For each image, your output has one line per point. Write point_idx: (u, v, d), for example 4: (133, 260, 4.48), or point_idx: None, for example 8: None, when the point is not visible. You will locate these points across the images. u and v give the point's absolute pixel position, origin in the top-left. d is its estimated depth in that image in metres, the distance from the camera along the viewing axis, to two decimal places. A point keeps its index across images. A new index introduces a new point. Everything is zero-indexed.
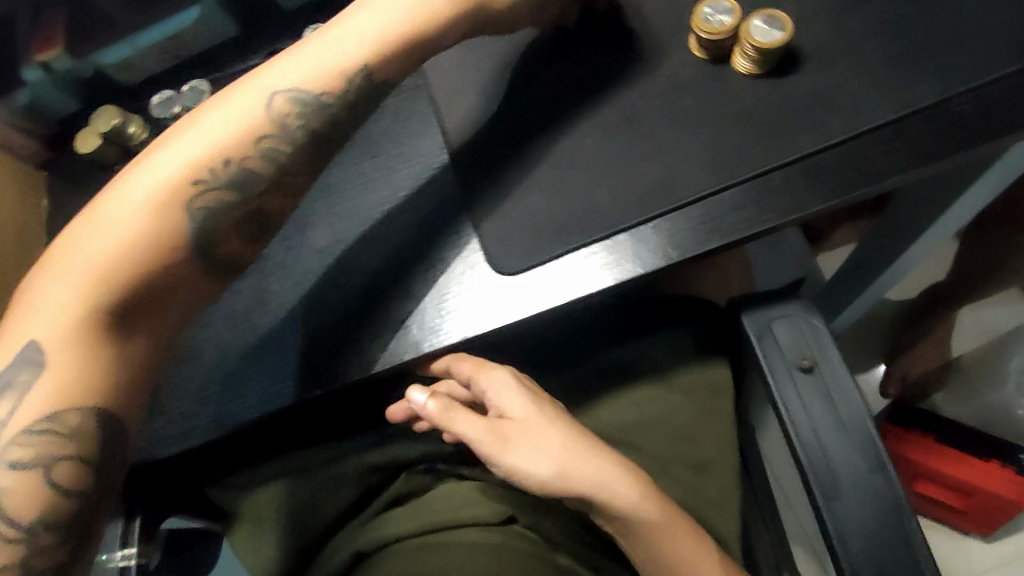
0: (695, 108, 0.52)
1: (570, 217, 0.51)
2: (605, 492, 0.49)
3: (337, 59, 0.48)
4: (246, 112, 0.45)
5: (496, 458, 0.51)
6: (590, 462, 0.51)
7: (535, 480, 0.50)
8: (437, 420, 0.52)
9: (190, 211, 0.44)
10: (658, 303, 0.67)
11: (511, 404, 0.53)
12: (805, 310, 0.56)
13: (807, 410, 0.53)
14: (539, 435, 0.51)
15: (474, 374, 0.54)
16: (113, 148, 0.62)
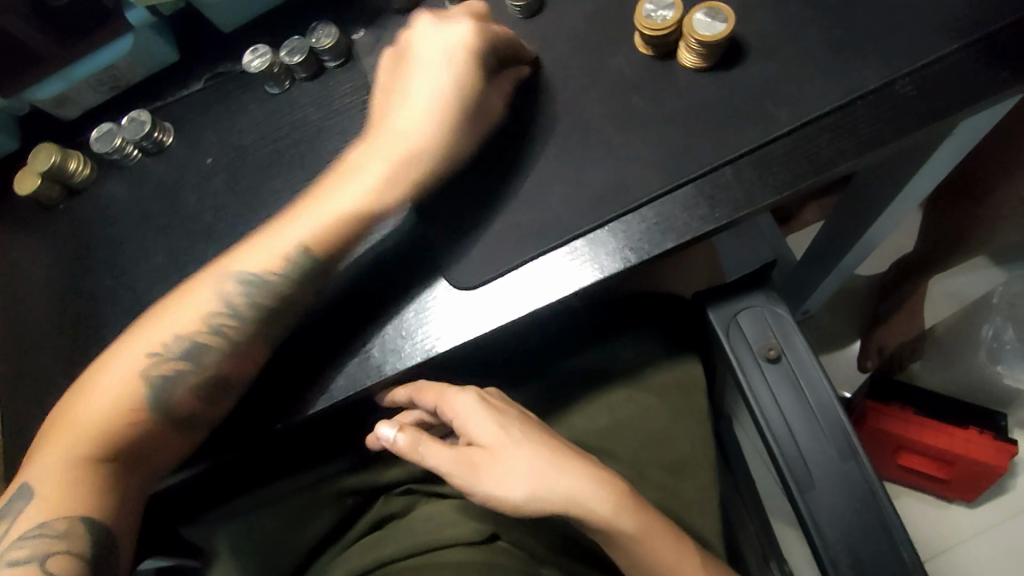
0: (644, 109, 0.52)
1: (524, 228, 0.51)
2: (582, 505, 0.49)
3: (281, 244, 0.52)
4: (200, 300, 0.51)
5: (471, 484, 0.50)
6: (563, 474, 0.50)
7: (511, 497, 0.49)
8: (409, 453, 0.52)
9: (149, 379, 0.49)
10: (627, 305, 0.66)
11: (481, 425, 0.52)
12: (769, 299, 0.56)
13: (777, 407, 0.53)
14: (510, 454, 0.51)
15: (440, 400, 0.54)
16: (54, 186, 0.60)
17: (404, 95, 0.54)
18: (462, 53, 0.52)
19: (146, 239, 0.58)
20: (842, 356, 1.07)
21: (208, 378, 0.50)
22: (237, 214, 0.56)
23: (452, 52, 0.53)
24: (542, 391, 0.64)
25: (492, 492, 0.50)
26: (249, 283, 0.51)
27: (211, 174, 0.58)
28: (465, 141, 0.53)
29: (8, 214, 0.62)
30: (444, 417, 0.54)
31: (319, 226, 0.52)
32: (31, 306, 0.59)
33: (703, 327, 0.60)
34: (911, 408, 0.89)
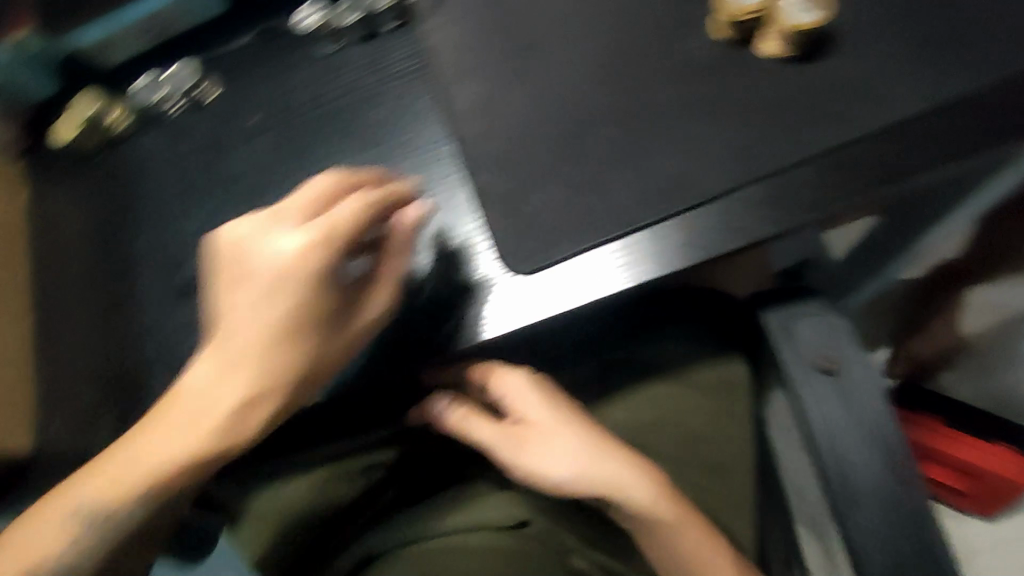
0: (714, 99, 0.49)
1: (583, 211, 0.48)
2: (623, 495, 0.48)
3: (154, 463, 0.44)
4: (95, 485, 0.45)
5: (512, 464, 0.50)
6: (607, 462, 0.49)
7: (549, 483, 0.49)
8: (454, 428, 0.52)
9: (61, 543, 0.45)
10: (672, 297, 0.63)
11: (529, 404, 0.51)
12: (825, 306, 0.55)
13: (828, 415, 0.51)
14: (555, 439, 0.50)
15: (488, 379, 0.51)
16: (94, 137, 0.58)
17: (248, 302, 0.44)
18: (302, 259, 0.43)
19: (187, 197, 0.56)
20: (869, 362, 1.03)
21: (107, 548, 0.46)
22: (283, 178, 0.55)
23: (279, 275, 0.43)
24: (576, 380, 0.63)
25: (534, 476, 0.49)
26: (94, 514, 0.45)
27: (257, 134, 0.56)
28: (338, 341, 0.45)
29: (42, 163, 0.60)
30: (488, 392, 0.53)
31: (198, 432, 0.44)
32: (68, 256, 0.58)
33: (752, 328, 0.59)
34: (940, 418, 0.88)
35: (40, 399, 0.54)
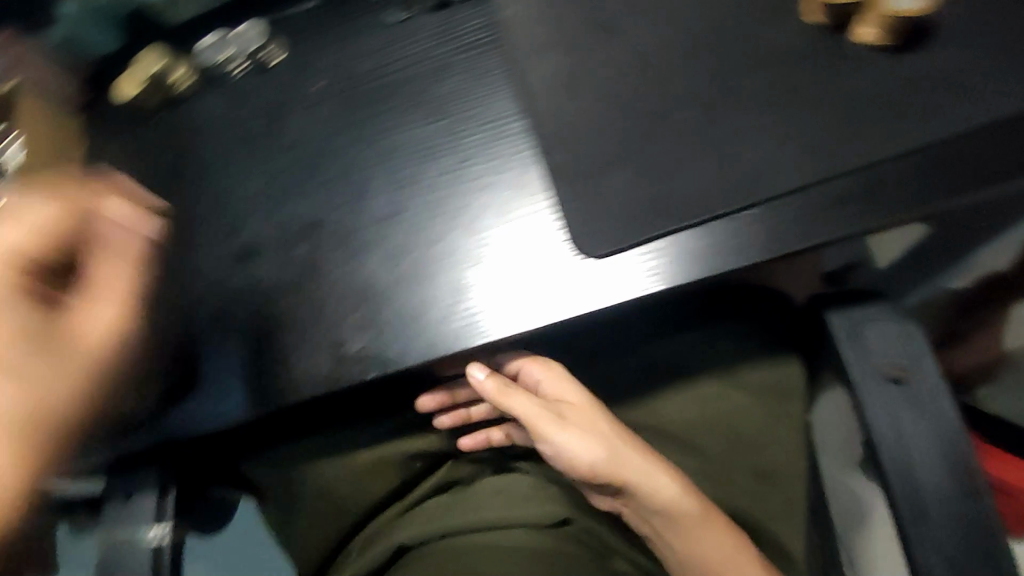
0: (801, 88, 0.47)
1: (655, 199, 0.47)
2: (646, 485, 0.52)
3: None
4: None
5: (550, 433, 0.54)
6: (634, 453, 0.54)
7: (586, 461, 0.53)
8: (495, 399, 0.56)
9: None
10: (720, 293, 0.60)
11: (566, 389, 0.57)
12: (896, 313, 0.52)
13: (897, 428, 0.48)
14: (590, 419, 0.55)
15: (524, 365, 0.58)
16: (155, 94, 0.57)
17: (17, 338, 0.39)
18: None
19: (243, 159, 0.55)
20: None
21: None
22: (345, 145, 0.53)
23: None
24: (618, 376, 0.60)
25: (570, 448, 0.54)
26: None
27: (319, 100, 0.54)
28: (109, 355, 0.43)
29: (99, 119, 0.59)
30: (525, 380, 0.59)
31: None
32: None
33: (813, 332, 0.55)
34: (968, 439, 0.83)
35: None
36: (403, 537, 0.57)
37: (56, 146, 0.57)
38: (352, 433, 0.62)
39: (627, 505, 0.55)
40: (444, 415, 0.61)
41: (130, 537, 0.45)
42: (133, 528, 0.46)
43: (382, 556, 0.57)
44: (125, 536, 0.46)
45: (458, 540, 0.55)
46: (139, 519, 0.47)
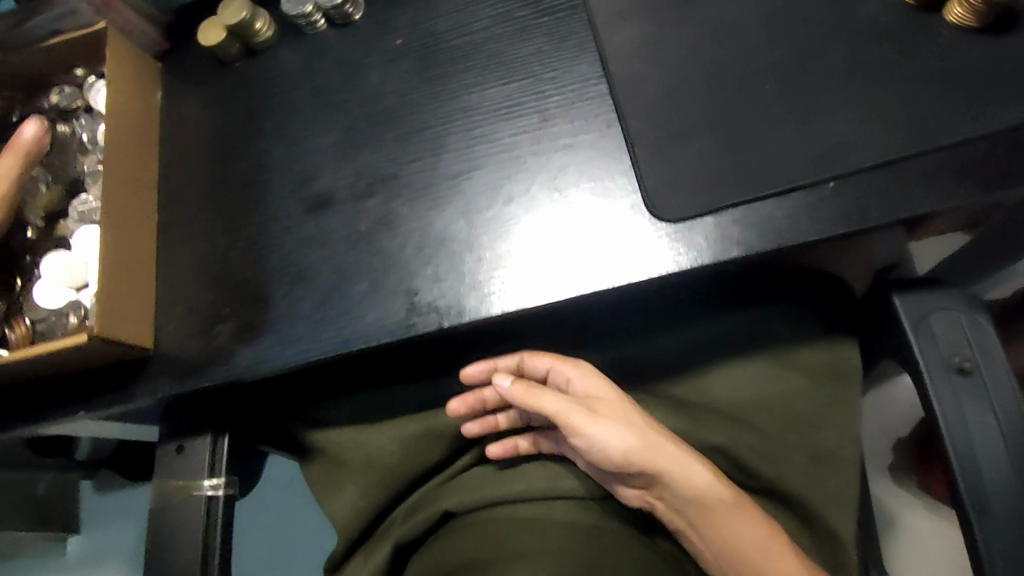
0: (891, 61, 0.47)
1: (733, 166, 0.47)
2: (678, 475, 0.51)
3: None
4: None
5: (580, 431, 0.52)
6: (666, 445, 0.52)
7: (621, 451, 0.51)
8: (523, 402, 0.54)
9: None
10: (769, 274, 0.59)
11: (596, 386, 0.55)
12: (968, 303, 0.50)
13: (961, 419, 0.48)
14: (621, 413, 0.53)
15: (553, 365, 0.56)
16: (235, 44, 0.58)
17: None
18: None
19: (321, 113, 0.56)
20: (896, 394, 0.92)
21: None
22: (423, 101, 0.54)
23: None
24: (667, 352, 0.58)
25: (600, 445, 0.51)
26: None
27: (397, 57, 0.55)
28: None
29: (180, 68, 0.61)
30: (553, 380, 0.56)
31: None
32: (191, 161, 0.58)
33: (875, 315, 0.54)
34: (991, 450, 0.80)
35: (158, 294, 0.54)
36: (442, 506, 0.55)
37: (140, 91, 0.58)
38: (391, 392, 0.60)
39: (661, 498, 0.54)
40: (472, 425, 0.57)
41: (189, 482, 0.56)
42: (190, 481, 0.56)
43: (422, 524, 0.55)
44: (181, 481, 0.56)
45: (502, 510, 0.54)
46: (200, 473, 0.56)
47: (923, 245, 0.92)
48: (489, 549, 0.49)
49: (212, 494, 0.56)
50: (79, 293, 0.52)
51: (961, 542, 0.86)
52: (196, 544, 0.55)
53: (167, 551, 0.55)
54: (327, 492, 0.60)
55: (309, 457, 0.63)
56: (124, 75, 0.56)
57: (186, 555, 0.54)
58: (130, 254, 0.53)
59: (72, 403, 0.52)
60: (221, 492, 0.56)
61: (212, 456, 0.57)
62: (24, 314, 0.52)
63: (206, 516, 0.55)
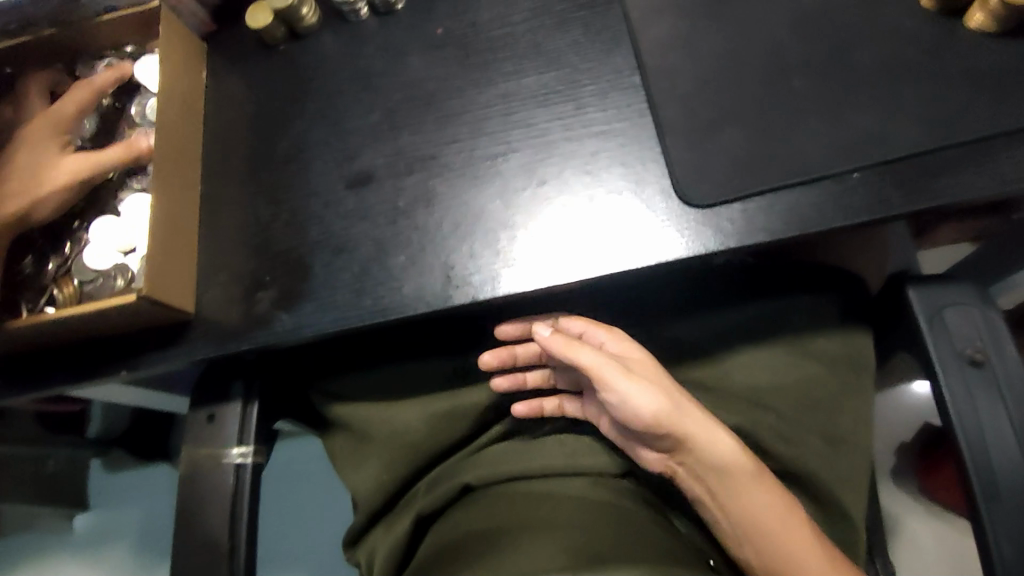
0: (917, 61, 0.49)
1: (761, 157, 0.49)
2: (704, 441, 0.53)
3: None
4: None
5: (615, 386, 0.53)
6: (693, 413, 0.54)
7: (649, 413, 0.53)
8: (561, 354, 0.55)
9: None
10: (783, 265, 0.61)
11: (628, 350, 0.56)
12: (981, 298, 0.52)
13: (973, 409, 0.49)
14: (650, 378, 0.55)
15: (586, 330, 0.57)
16: (281, 26, 0.60)
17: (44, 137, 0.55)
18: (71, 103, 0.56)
19: (363, 96, 0.58)
20: (899, 400, 0.93)
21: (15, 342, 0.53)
22: (463, 86, 0.56)
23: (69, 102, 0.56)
24: (689, 337, 0.60)
25: (633, 402, 0.53)
26: None
27: (438, 45, 0.58)
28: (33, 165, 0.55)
29: (226, 49, 0.63)
30: (587, 340, 0.57)
31: None
32: (235, 137, 0.60)
33: (891, 308, 0.56)
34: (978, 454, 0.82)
35: (202, 262, 0.57)
36: (464, 479, 0.57)
37: (189, 68, 0.60)
38: (419, 366, 0.62)
39: (682, 465, 0.55)
40: (501, 380, 0.58)
41: (216, 450, 0.56)
42: (218, 448, 0.57)
43: (444, 497, 0.57)
44: (209, 448, 0.57)
45: (521, 484, 0.55)
46: (228, 440, 0.57)
47: (931, 253, 0.94)
48: (506, 522, 0.50)
49: (240, 462, 0.57)
50: (125, 258, 0.54)
51: (962, 548, 0.87)
52: (225, 510, 0.55)
53: (196, 517, 0.55)
54: (353, 463, 0.62)
55: (334, 429, 0.65)
56: (174, 53, 0.58)
57: (214, 520, 0.55)
58: (178, 222, 0.55)
59: (115, 361, 0.55)
60: (249, 459, 0.57)
61: (242, 424, 0.58)
62: (73, 274, 0.54)
63: (235, 482, 0.56)
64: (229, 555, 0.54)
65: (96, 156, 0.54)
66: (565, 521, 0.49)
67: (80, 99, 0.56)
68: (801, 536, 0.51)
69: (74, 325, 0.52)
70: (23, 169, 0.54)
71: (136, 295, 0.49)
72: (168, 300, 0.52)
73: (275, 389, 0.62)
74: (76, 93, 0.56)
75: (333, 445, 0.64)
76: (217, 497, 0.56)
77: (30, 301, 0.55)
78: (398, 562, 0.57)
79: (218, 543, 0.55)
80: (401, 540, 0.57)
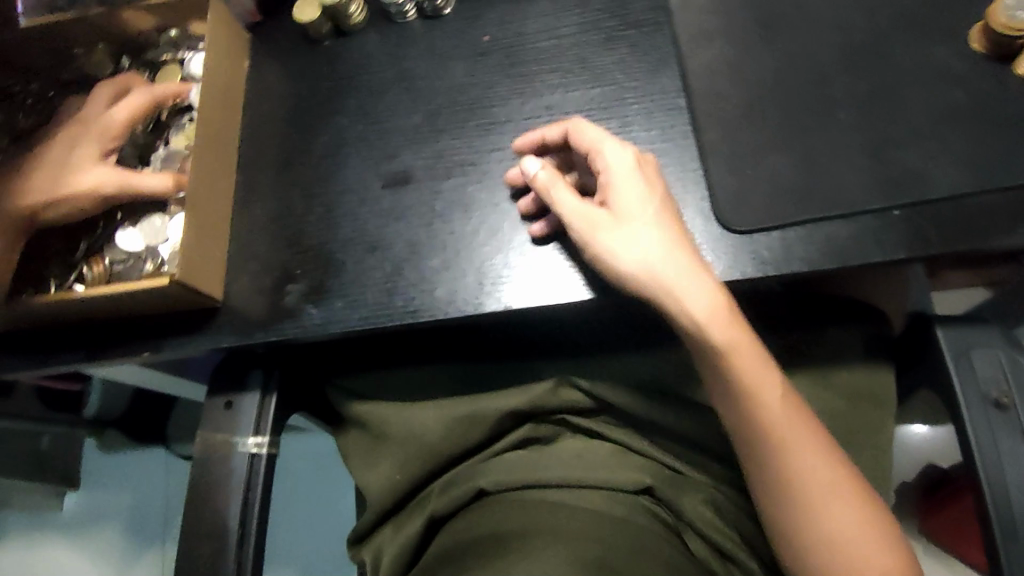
0: (963, 104, 0.49)
1: (802, 187, 0.49)
2: (672, 298, 0.46)
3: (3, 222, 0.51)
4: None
5: (587, 246, 0.48)
6: (676, 264, 0.46)
7: (618, 272, 0.47)
8: (541, 193, 0.49)
9: None
10: (807, 295, 0.62)
11: (625, 185, 0.48)
12: (1009, 342, 0.51)
13: (998, 453, 0.48)
14: (635, 228, 0.47)
15: (592, 147, 0.49)
16: (327, 23, 0.60)
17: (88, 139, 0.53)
18: (128, 107, 0.54)
19: (405, 97, 0.58)
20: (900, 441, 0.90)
21: (44, 316, 0.53)
22: (506, 95, 0.56)
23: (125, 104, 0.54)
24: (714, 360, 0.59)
25: (603, 257, 0.47)
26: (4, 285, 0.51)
27: (485, 53, 0.58)
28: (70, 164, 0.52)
29: (270, 40, 0.63)
30: (592, 164, 0.50)
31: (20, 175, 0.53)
32: (273, 128, 0.60)
33: (916, 347, 0.55)
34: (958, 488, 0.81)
35: (233, 249, 0.56)
36: (480, 483, 0.55)
37: (233, 58, 0.60)
38: (441, 369, 0.62)
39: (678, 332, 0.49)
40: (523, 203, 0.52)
41: (231, 439, 0.55)
42: (232, 437, 0.56)
43: (458, 500, 0.56)
44: (224, 437, 0.56)
45: (531, 493, 0.53)
46: (243, 430, 0.56)
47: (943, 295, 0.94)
48: (521, 526, 0.48)
49: (255, 452, 0.56)
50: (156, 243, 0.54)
51: None
52: (235, 500, 0.54)
53: (204, 505, 0.54)
54: (366, 462, 0.61)
55: (349, 425, 0.64)
56: (222, 42, 0.58)
57: (223, 509, 0.54)
58: (212, 208, 0.55)
59: (138, 343, 0.54)
60: (264, 451, 0.56)
61: (259, 415, 0.57)
62: (104, 254, 0.54)
63: (248, 472, 0.55)
64: (236, 546, 0.53)
65: (132, 176, 0.52)
66: (583, 531, 0.46)
67: (137, 109, 0.54)
68: (815, 488, 0.46)
69: (102, 304, 0.51)
70: (58, 167, 0.52)
71: (167, 279, 0.49)
72: (197, 285, 0.52)
73: (293, 383, 0.62)
74: (137, 100, 0.54)
75: (345, 443, 0.64)
76: (228, 486, 0.55)
77: (57, 276, 0.54)
78: (405, 561, 0.56)
79: (225, 534, 0.53)
80: (412, 540, 0.56)
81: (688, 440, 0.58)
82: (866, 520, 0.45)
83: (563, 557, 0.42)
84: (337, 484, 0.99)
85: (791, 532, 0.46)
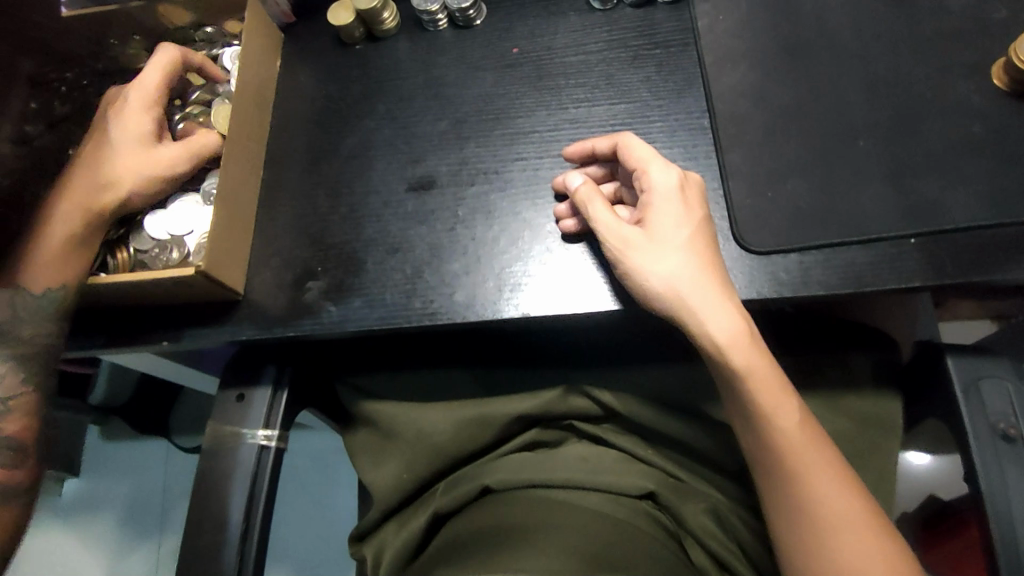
0: (982, 138, 0.50)
1: (821, 211, 0.50)
2: (694, 319, 0.46)
3: (95, 202, 0.51)
4: (79, 203, 0.51)
5: (616, 262, 0.49)
6: (702, 290, 0.46)
7: (643, 292, 0.48)
8: (578, 205, 0.51)
9: (40, 249, 0.50)
10: (816, 321, 0.62)
11: (664, 208, 0.48)
12: (1018, 375, 0.51)
13: (1003, 484, 0.49)
14: (666, 249, 0.48)
15: (640, 166, 0.50)
16: (360, 28, 0.62)
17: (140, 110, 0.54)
18: (160, 74, 0.55)
19: (432, 104, 0.59)
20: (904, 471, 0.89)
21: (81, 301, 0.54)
22: (532, 106, 0.57)
23: (158, 72, 0.55)
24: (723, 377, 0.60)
25: (630, 274, 0.48)
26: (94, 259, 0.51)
27: (513, 65, 0.59)
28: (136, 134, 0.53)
29: (303, 42, 0.64)
30: (637, 181, 0.51)
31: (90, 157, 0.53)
32: (301, 127, 0.61)
33: (924, 375, 0.56)
34: (948, 518, 0.78)
35: (256, 244, 0.57)
36: (485, 480, 0.56)
37: (265, 56, 0.61)
38: (452, 373, 0.63)
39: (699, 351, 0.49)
40: (562, 208, 0.53)
41: (240, 431, 0.56)
42: (242, 429, 0.57)
43: (462, 499, 0.56)
44: (234, 429, 0.56)
45: (537, 492, 0.53)
46: (253, 423, 0.57)
47: (951, 323, 0.93)
48: (521, 521, 0.48)
49: (265, 444, 0.56)
50: (181, 235, 0.55)
51: None
52: (242, 491, 0.55)
53: (211, 495, 0.55)
54: (373, 460, 0.62)
55: (357, 424, 0.65)
56: (257, 40, 0.60)
57: (230, 499, 0.54)
58: (240, 202, 0.56)
59: (155, 332, 0.55)
60: (274, 443, 0.57)
61: (270, 408, 0.58)
62: (129, 242, 0.55)
63: (257, 465, 0.55)
64: (242, 537, 0.53)
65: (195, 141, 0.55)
66: (580, 530, 0.47)
67: (170, 72, 0.56)
68: (819, 499, 0.46)
69: (125, 292, 0.52)
70: (127, 139, 0.53)
71: (194, 268, 0.49)
72: (220, 275, 0.52)
73: (306, 379, 0.62)
74: (168, 66, 0.56)
75: (353, 442, 0.64)
76: (237, 477, 0.55)
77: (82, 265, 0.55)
78: (406, 559, 0.57)
79: (231, 525, 0.53)
80: (415, 538, 0.56)
81: (694, 454, 0.58)
82: (875, 541, 0.45)
83: (559, 550, 0.43)
84: (338, 482, 1.00)
85: (794, 541, 0.46)
